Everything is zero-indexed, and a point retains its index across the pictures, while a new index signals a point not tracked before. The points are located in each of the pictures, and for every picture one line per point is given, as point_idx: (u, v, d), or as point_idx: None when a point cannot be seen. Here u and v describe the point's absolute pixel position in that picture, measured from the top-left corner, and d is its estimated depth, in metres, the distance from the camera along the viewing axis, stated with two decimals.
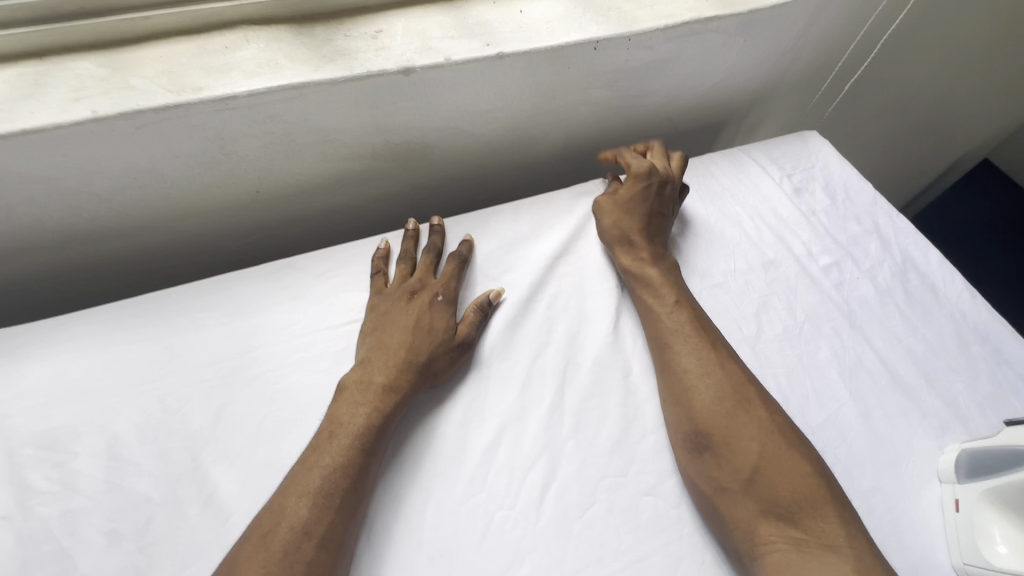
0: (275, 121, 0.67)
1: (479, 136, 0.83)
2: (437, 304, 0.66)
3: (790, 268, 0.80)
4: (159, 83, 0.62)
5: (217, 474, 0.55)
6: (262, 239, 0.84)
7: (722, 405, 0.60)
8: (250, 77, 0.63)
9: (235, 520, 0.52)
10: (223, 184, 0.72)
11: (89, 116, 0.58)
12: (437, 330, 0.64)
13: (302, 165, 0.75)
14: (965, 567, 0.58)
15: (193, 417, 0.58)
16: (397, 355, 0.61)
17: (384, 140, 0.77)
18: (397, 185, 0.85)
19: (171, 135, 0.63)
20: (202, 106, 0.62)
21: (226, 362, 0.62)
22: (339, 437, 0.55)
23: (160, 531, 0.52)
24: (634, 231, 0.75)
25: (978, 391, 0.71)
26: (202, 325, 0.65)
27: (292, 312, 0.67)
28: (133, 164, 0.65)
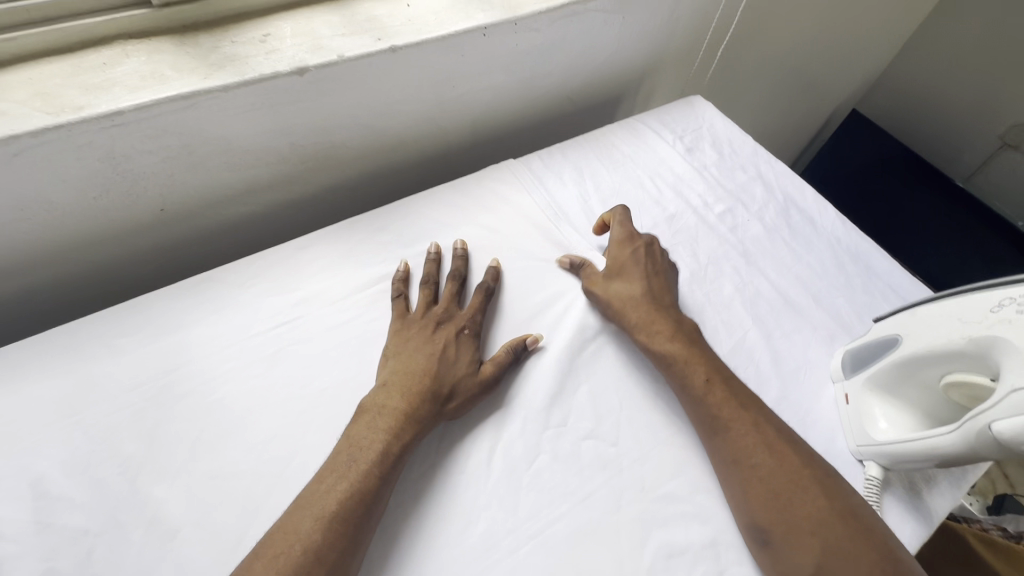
0: (169, 135, 0.66)
1: (384, 130, 0.85)
2: (464, 339, 0.68)
3: (691, 216, 0.88)
4: (37, 107, 0.59)
5: (158, 494, 0.54)
6: (177, 251, 0.82)
7: (737, 437, 0.61)
8: (128, 92, 0.62)
9: (183, 532, 0.53)
10: (125, 202, 0.71)
11: None
12: (461, 365, 0.65)
13: (204, 177, 0.74)
14: (858, 449, 0.67)
15: (123, 444, 0.57)
16: (420, 387, 0.62)
17: (288, 143, 0.77)
18: (309, 188, 0.86)
19: (58, 159, 0.61)
20: (88, 125, 0.60)
21: (151, 384, 0.61)
22: (354, 470, 0.55)
23: (104, 558, 0.51)
24: (636, 307, 0.72)
25: (856, 299, 0.82)
26: (121, 351, 0.63)
27: (220, 325, 0.66)
28: (20, 194, 0.62)
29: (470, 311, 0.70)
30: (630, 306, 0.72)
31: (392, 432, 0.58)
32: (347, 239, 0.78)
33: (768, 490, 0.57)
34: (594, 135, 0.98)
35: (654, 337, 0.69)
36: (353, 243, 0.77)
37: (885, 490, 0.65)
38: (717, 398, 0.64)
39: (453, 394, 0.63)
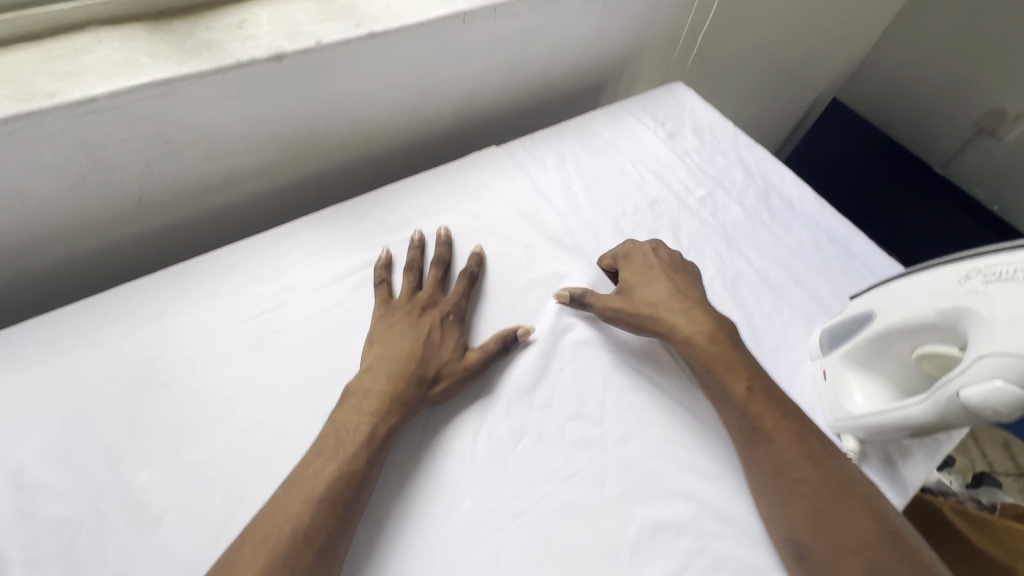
0: (316, 81, 0.58)
1: (522, 83, 0.78)
2: (450, 325, 0.54)
3: (800, 225, 0.70)
4: (173, 49, 0.51)
5: (152, 495, 0.42)
6: (271, 199, 0.67)
7: (803, 501, 0.45)
8: (298, 37, 0.55)
9: (168, 521, 0.41)
10: (251, 140, 0.59)
11: (105, 90, 0.47)
12: (445, 348, 0.52)
13: (318, 115, 0.62)
14: None
15: (118, 432, 0.45)
16: (403, 363, 0.50)
17: (424, 100, 0.69)
18: (425, 139, 0.75)
19: (199, 102, 0.52)
20: (252, 69, 0.53)
21: (154, 363, 0.48)
22: (344, 447, 0.44)
23: (89, 553, 0.40)
24: (726, 371, 0.51)
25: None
26: (143, 312, 0.51)
27: (206, 311, 0.52)
28: (155, 122, 0.51)
29: (689, 321, 0.54)
30: (701, 343, 0.53)
31: (360, 393, 0.48)
32: (451, 191, 0.66)
33: (815, 518, 0.44)
34: (673, 110, 0.82)
35: (775, 439, 0.48)
36: (453, 215, 0.63)
37: None
38: (760, 407, 0.49)
39: (439, 374, 0.50)
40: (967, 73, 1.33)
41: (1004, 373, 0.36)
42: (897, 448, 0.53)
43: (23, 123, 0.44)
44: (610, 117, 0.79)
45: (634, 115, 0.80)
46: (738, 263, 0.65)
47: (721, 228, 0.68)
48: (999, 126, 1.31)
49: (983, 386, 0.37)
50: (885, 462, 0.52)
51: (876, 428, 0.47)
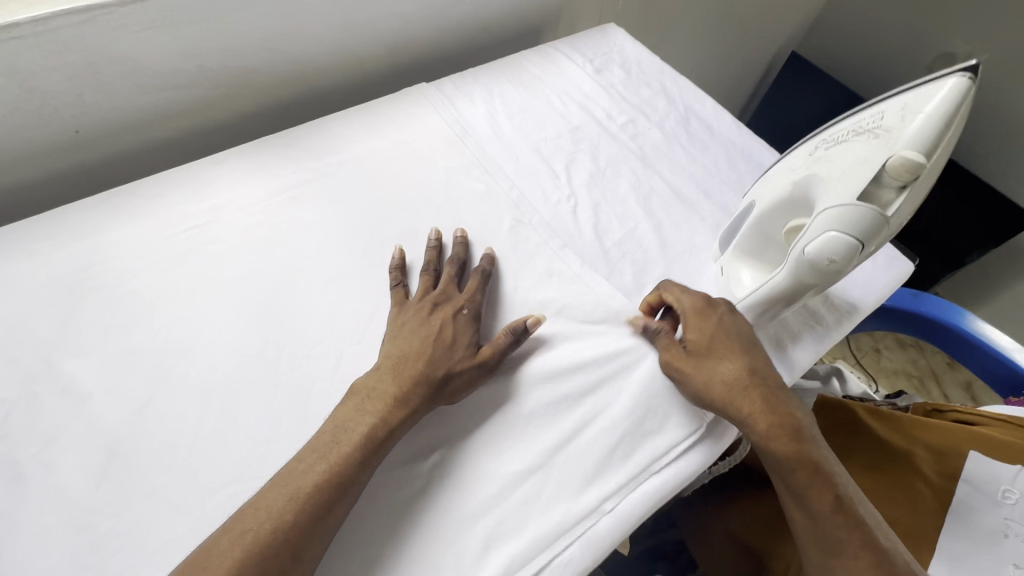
0: (239, 15, 0.61)
1: (453, 23, 0.81)
2: (463, 322, 0.52)
3: (717, 146, 0.73)
4: None
5: (79, 379, 0.47)
6: (206, 134, 0.70)
7: None
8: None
9: (94, 400, 0.46)
10: (180, 74, 0.62)
11: (25, 16, 0.50)
12: (458, 346, 0.50)
13: (245, 50, 0.65)
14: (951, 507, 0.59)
15: (49, 327, 0.49)
16: (411, 362, 0.48)
17: (352, 38, 0.73)
18: (358, 79, 0.78)
19: (123, 34, 0.56)
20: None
21: (83, 271, 0.53)
22: (340, 444, 0.43)
23: (22, 425, 0.44)
24: (805, 472, 0.46)
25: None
26: (73, 227, 0.55)
27: (135, 228, 0.56)
28: (81, 52, 0.55)
29: (772, 416, 0.47)
30: (786, 446, 0.46)
31: (364, 393, 0.46)
32: (377, 121, 0.69)
33: None
34: (603, 47, 0.84)
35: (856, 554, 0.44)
36: (377, 142, 0.67)
37: (910, 530, 0.58)
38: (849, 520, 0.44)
39: (450, 375, 0.49)
40: (916, 20, 1.35)
41: (836, 222, 0.40)
42: (789, 331, 0.57)
43: None
44: (540, 55, 0.82)
45: (563, 53, 0.82)
46: (653, 181, 0.68)
47: (639, 149, 0.71)
48: None
49: (820, 237, 0.40)
50: (777, 343, 0.56)
51: (759, 303, 0.51)
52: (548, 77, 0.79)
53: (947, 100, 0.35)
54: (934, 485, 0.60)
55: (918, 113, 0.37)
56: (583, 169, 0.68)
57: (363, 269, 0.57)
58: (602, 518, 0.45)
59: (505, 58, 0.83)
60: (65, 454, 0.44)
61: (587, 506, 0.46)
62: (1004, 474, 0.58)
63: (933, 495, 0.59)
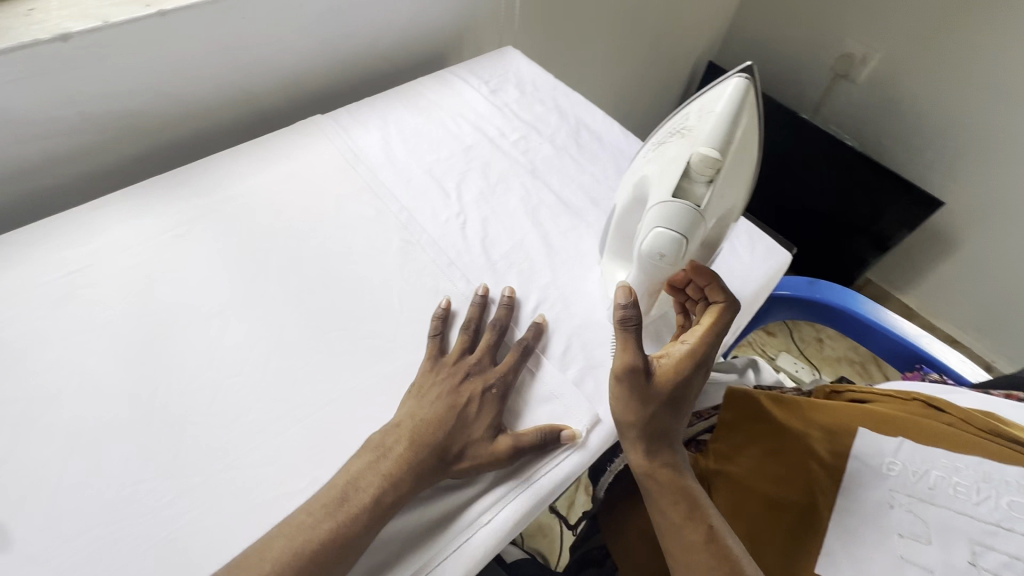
0: (114, 62, 0.63)
1: (349, 56, 0.83)
2: (490, 400, 0.50)
3: (606, 155, 0.76)
4: None
5: None
6: (97, 178, 0.70)
7: None
8: (86, 19, 0.60)
9: None
10: (59, 122, 0.63)
11: None
12: (478, 425, 0.48)
13: (128, 95, 0.66)
14: (850, 479, 0.60)
15: None
16: (430, 430, 0.47)
17: (242, 77, 0.74)
18: (254, 116, 0.80)
19: None
20: (36, 50, 0.57)
21: None
22: (348, 506, 0.42)
23: None
24: (675, 509, 0.48)
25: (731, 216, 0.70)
26: None
27: (8, 277, 0.55)
28: None
29: (659, 454, 0.50)
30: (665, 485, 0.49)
31: (379, 453, 0.45)
32: (269, 155, 0.70)
33: None
34: (498, 69, 0.88)
35: None
36: (268, 175, 0.68)
37: (810, 513, 0.59)
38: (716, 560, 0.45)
39: (465, 451, 0.47)
40: (813, 25, 1.44)
41: (665, 211, 0.45)
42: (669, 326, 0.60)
43: None
44: (437, 80, 0.84)
45: (460, 77, 0.85)
46: (542, 192, 0.71)
47: (529, 163, 0.74)
48: (850, 69, 1.41)
49: (654, 225, 0.46)
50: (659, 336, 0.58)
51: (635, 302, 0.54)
52: (443, 99, 0.81)
53: (731, 97, 0.44)
54: (827, 463, 0.61)
55: (711, 114, 0.45)
56: (474, 186, 0.70)
57: (245, 299, 0.57)
58: (481, 528, 0.46)
59: (404, 86, 0.85)
60: None
61: (466, 519, 0.46)
62: (887, 447, 0.62)
63: (827, 473, 0.61)
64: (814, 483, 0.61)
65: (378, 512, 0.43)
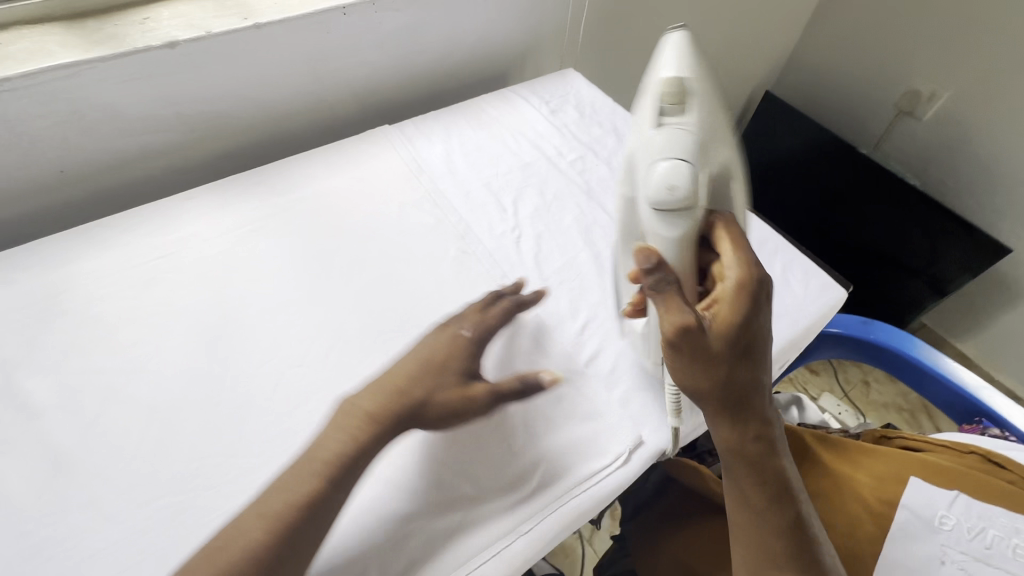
0: (210, 69, 0.68)
1: (419, 72, 0.88)
2: (462, 347, 0.51)
3: None
4: (70, 44, 0.61)
5: (37, 389, 0.51)
6: (183, 173, 0.76)
7: None
8: (191, 28, 0.65)
9: (46, 415, 0.50)
10: (158, 120, 0.69)
11: (16, 71, 0.57)
12: (447, 370, 0.49)
13: (219, 99, 0.72)
14: (899, 529, 0.58)
15: (11, 348, 0.53)
16: (395, 378, 0.48)
17: (320, 87, 0.79)
18: (327, 124, 0.84)
19: (102, 84, 0.62)
20: (146, 55, 0.63)
21: (45, 300, 0.57)
22: (317, 456, 0.43)
23: None
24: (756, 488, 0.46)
25: (787, 249, 0.70)
26: (47, 257, 0.60)
27: (104, 259, 0.61)
28: (67, 101, 0.61)
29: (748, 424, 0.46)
30: (754, 459, 0.46)
31: (348, 412, 0.46)
32: (339, 160, 0.74)
33: None
34: (559, 90, 0.90)
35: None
36: (339, 180, 0.72)
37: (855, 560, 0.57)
38: (796, 549, 0.44)
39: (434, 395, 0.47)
40: (879, 60, 1.41)
41: (664, 144, 0.50)
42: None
43: None
44: (500, 98, 0.87)
45: (521, 96, 0.88)
46: (597, 213, 0.72)
47: (585, 183, 0.75)
48: (916, 106, 1.37)
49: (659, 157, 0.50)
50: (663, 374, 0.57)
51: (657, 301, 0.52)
52: (504, 116, 0.84)
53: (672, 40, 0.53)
54: (874, 510, 0.59)
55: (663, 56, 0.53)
56: (530, 203, 0.72)
57: (311, 295, 0.60)
58: (518, 539, 0.47)
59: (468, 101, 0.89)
60: (14, 466, 0.47)
61: (505, 525, 0.47)
62: (941, 499, 0.59)
63: (873, 520, 0.58)
64: (861, 529, 0.58)
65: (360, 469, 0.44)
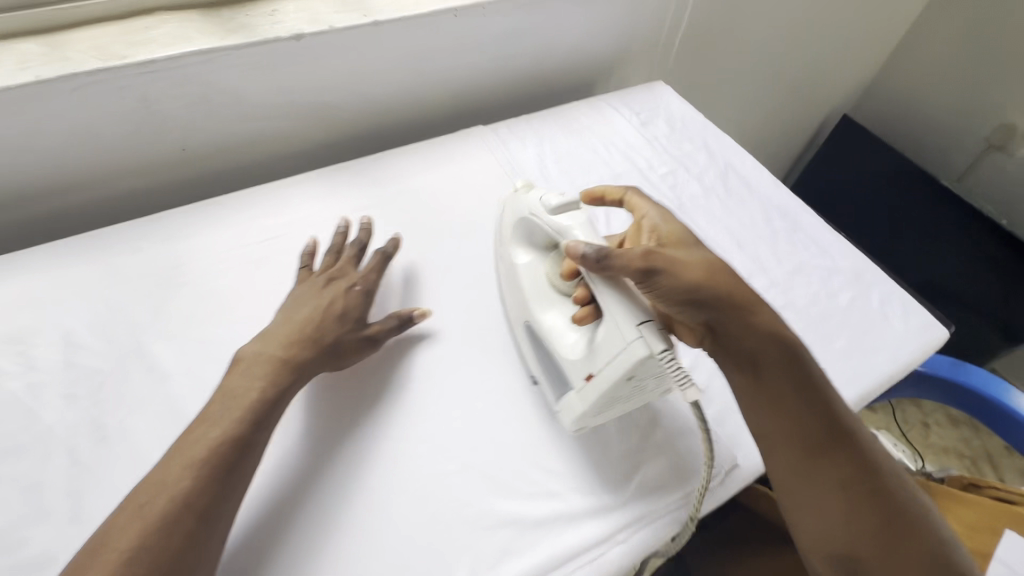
0: (326, 61, 0.71)
1: (512, 75, 0.89)
2: (355, 296, 0.57)
3: (754, 202, 0.76)
4: (206, 30, 0.64)
5: (163, 352, 0.54)
6: (287, 158, 0.79)
7: (856, 507, 0.44)
8: (315, 21, 0.68)
9: (172, 378, 0.53)
10: (274, 106, 0.72)
11: (161, 54, 0.61)
12: (349, 316, 0.55)
13: (330, 90, 0.74)
14: None
15: (139, 312, 0.57)
16: (309, 328, 0.53)
17: (421, 84, 0.81)
18: (421, 120, 0.87)
19: (232, 70, 0.66)
20: (275, 45, 0.66)
21: (169, 270, 0.60)
22: (233, 401, 0.46)
23: (111, 394, 0.51)
24: (767, 363, 0.48)
25: (886, 283, 0.68)
26: (171, 230, 0.64)
27: (221, 235, 0.64)
28: (200, 84, 0.65)
29: (758, 329, 0.48)
30: (775, 360, 0.48)
31: (256, 360, 0.50)
32: (435, 157, 0.76)
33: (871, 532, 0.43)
34: (649, 102, 0.90)
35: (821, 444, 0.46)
36: (437, 176, 0.74)
37: None
38: (812, 414, 0.47)
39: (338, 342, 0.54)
40: (972, 91, 1.35)
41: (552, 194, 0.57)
42: (631, 395, 0.50)
43: (104, 74, 0.59)
44: (590, 106, 0.88)
45: (611, 105, 0.88)
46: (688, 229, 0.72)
47: (676, 199, 0.75)
48: (1008, 141, 1.31)
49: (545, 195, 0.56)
50: (600, 407, 0.49)
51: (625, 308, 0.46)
52: (595, 124, 0.85)
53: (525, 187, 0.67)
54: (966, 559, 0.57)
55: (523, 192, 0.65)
56: None
57: (411, 287, 0.63)
58: (613, 547, 0.48)
59: (557, 108, 0.89)
60: (144, 423, 0.50)
61: (601, 533, 0.48)
62: None
63: None
64: None
65: (270, 408, 0.47)
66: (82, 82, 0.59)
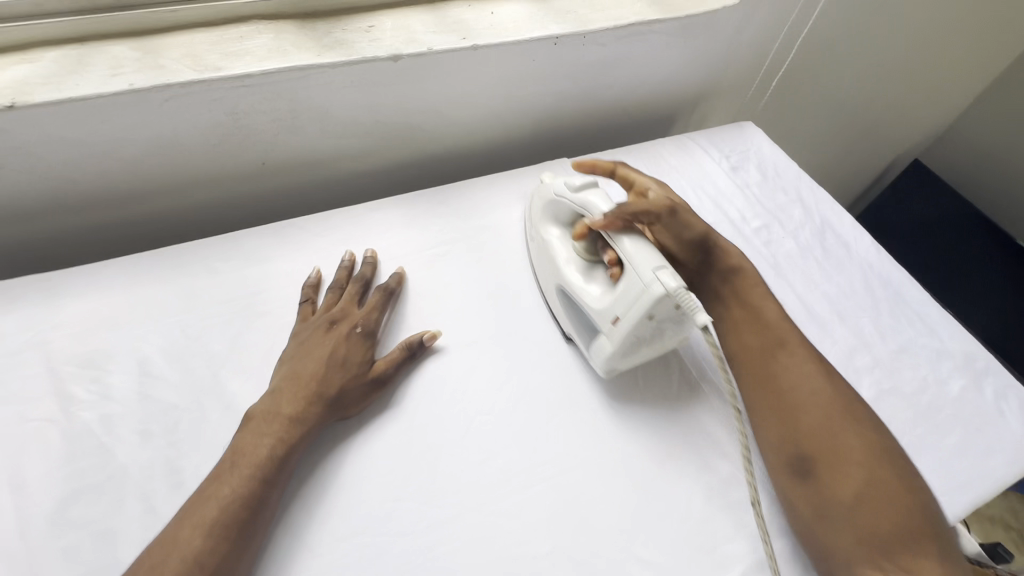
0: (418, 83, 0.67)
1: (597, 106, 0.85)
2: (357, 339, 0.54)
3: (853, 266, 0.72)
4: (301, 45, 0.61)
5: (241, 389, 0.51)
6: (363, 177, 0.76)
7: (816, 417, 0.51)
8: (414, 42, 0.65)
9: None
10: (360, 125, 0.69)
11: (257, 68, 0.58)
12: (351, 362, 0.52)
13: (417, 111, 0.71)
14: None
15: (217, 343, 0.54)
16: (310, 380, 0.50)
17: (506, 110, 0.77)
18: (500, 146, 0.83)
19: (324, 88, 0.62)
20: (371, 65, 0.62)
21: (246, 297, 0.57)
22: (243, 462, 0.44)
23: (188, 434, 0.48)
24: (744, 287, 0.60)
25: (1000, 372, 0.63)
26: (250, 252, 0.61)
27: (301, 262, 0.61)
28: (290, 100, 0.62)
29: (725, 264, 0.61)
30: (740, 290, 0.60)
31: (267, 415, 0.47)
32: (520, 191, 0.72)
33: (819, 453, 0.49)
34: (738, 144, 0.85)
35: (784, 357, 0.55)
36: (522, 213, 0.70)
37: None
38: (778, 335, 0.57)
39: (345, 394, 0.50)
40: None
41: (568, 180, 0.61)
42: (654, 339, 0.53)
43: (200, 86, 0.56)
44: (678, 145, 0.83)
45: (699, 146, 0.84)
46: (785, 293, 0.67)
47: (771, 257, 0.71)
48: None
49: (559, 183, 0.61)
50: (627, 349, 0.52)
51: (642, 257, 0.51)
52: (682, 164, 0.80)
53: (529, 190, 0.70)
54: None
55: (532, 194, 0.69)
56: None
57: (496, 335, 0.59)
58: None
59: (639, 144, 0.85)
60: None
61: None
62: None
63: None
64: None
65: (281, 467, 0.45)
66: (174, 94, 0.56)
